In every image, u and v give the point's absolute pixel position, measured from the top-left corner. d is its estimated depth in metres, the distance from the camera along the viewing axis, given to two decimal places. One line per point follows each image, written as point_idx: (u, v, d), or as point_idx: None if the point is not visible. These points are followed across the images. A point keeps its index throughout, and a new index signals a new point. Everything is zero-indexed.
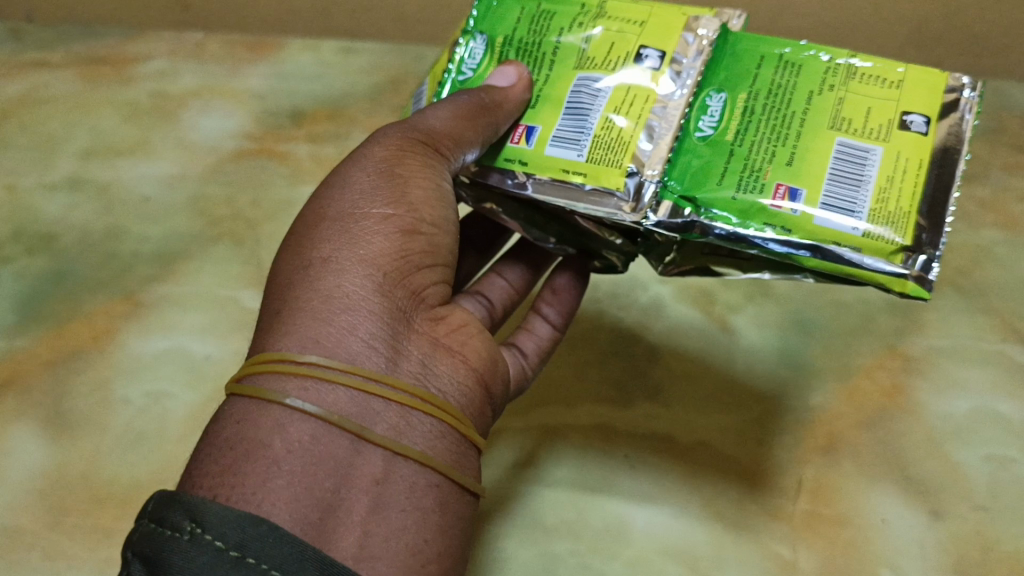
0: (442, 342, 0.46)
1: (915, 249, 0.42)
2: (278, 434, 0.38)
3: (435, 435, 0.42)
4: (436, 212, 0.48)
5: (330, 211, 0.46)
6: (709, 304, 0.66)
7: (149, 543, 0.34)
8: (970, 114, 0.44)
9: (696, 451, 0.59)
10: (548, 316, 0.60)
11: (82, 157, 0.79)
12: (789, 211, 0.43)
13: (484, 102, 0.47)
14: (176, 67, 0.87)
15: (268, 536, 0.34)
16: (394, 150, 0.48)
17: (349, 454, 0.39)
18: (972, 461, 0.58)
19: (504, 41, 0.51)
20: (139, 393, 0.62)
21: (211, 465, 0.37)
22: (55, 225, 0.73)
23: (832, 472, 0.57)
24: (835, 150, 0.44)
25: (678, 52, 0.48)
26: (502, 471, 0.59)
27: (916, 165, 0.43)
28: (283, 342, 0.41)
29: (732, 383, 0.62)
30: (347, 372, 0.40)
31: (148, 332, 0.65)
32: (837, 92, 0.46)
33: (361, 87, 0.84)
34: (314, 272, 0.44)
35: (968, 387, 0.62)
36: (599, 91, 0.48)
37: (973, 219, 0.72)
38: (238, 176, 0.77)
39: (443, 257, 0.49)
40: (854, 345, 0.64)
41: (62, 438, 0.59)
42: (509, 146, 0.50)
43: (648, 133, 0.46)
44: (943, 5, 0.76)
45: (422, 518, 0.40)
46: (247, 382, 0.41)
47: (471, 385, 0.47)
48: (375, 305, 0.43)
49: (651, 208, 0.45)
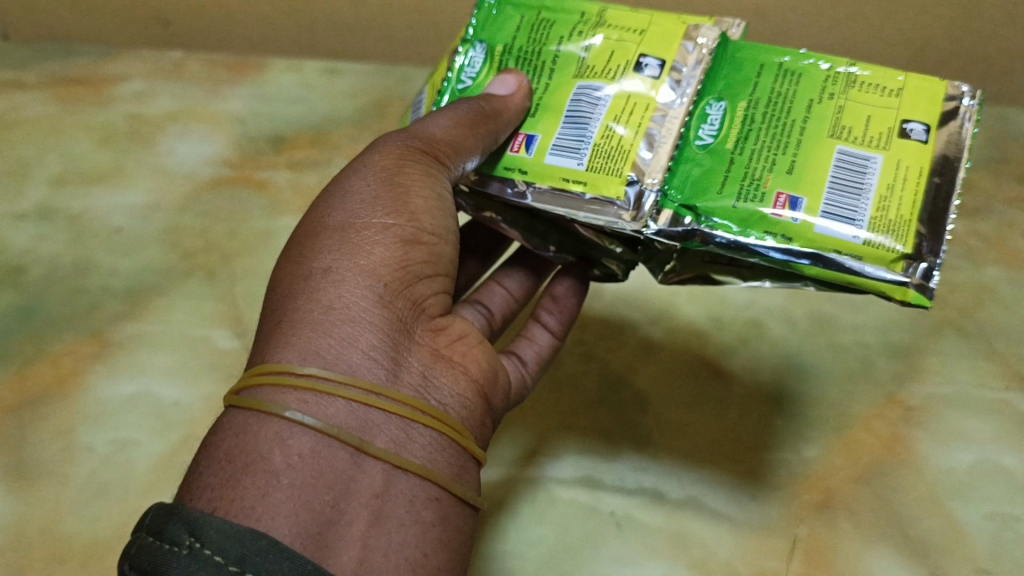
0: (442, 353, 0.44)
1: (915, 257, 0.40)
2: (279, 447, 0.36)
3: (436, 447, 0.40)
4: (436, 221, 0.46)
5: (330, 220, 0.44)
6: (702, 348, 0.64)
7: (146, 556, 0.32)
8: (970, 123, 0.42)
9: (685, 507, 0.56)
10: (547, 324, 0.59)
11: (54, 185, 0.76)
12: (790, 220, 0.41)
13: (484, 111, 0.45)
14: (154, 88, 0.84)
15: (268, 551, 0.32)
16: (394, 159, 0.46)
17: (348, 468, 0.37)
18: (974, 519, 0.55)
19: (503, 50, 0.49)
20: (104, 441, 0.59)
21: (210, 478, 0.35)
22: (22, 258, 0.71)
23: (828, 531, 0.55)
24: (835, 158, 0.42)
25: (678, 61, 0.46)
26: (481, 526, 0.56)
27: (917, 173, 0.41)
28: (281, 354, 0.39)
29: (724, 433, 0.59)
30: (346, 385, 0.38)
31: (116, 374, 0.63)
32: (837, 100, 0.44)
33: (346, 112, 0.82)
34: (314, 282, 0.41)
35: (970, 440, 0.59)
36: (599, 99, 0.46)
37: (975, 256, 0.70)
38: (214, 206, 0.74)
39: (444, 267, 0.47)
40: (852, 393, 0.61)
41: (21, 489, 0.57)
42: (508, 155, 0.47)
43: (648, 142, 0.44)
44: (948, 28, 0.73)
45: (422, 532, 0.38)
46: (244, 396, 0.38)
47: (471, 397, 0.44)
48: (377, 316, 0.41)
49: (651, 217, 0.43)
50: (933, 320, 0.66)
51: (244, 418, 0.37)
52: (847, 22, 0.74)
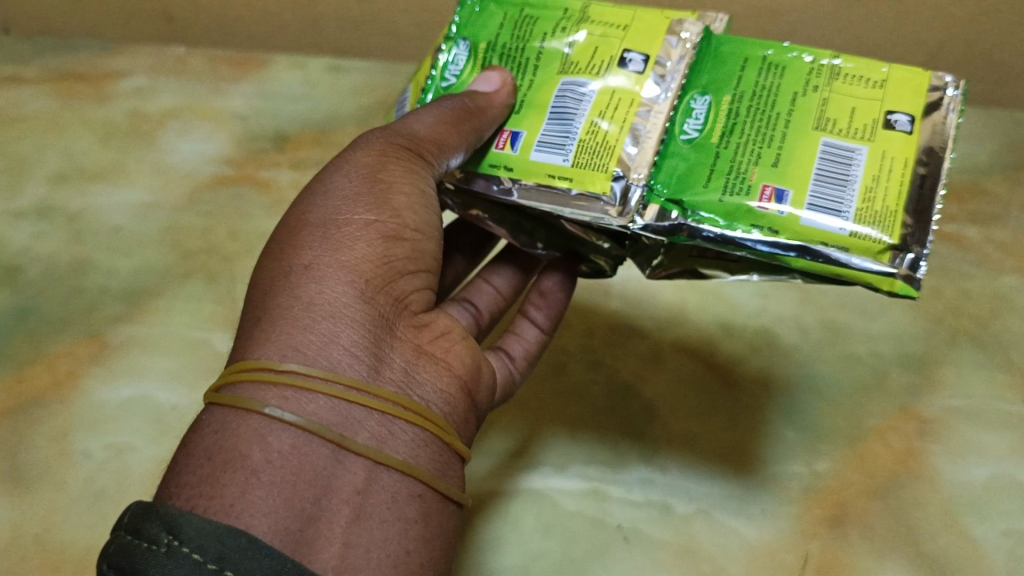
0: (424, 349, 0.43)
1: (902, 248, 0.39)
2: (258, 444, 0.35)
3: (418, 443, 0.39)
4: (420, 218, 0.44)
5: (311, 216, 0.43)
6: (712, 356, 0.63)
7: (124, 555, 0.31)
8: (954, 114, 0.41)
9: (693, 521, 0.55)
10: (535, 319, 0.58)
11: (53, 182, 0.75)
12: (776, 213, 0.40)
13: (469, 107, 0.44)
14: (156, 84, 0.83)
15: (248, 548, 0.31)
16: (376, 156, 0.44)
17: (329, 464, 0.36)
18: (989, 536, 0.54)
19: (487, 48, 0.48)
20: (100, 446, 0.58)
21: (188, 475, 0.34)
22: (20, 256, 0.69)
23: (840, 546, 0.54)
24: (821, 150, 0.41)
25: (662, 56, 0.45)
26: (485, 539, 0.55)
27: (902, 163, 0.40)
28: (262, 351, 0.38)
29: (733, 445, 0.58)
30: (327, 381, 0.37)
31: (113, 378, 0.62)
32: (821, 92, 0.43)
33: (351, 110, 0.81)
34: (294, 279, 0.40)
35: (985, 454, 0.58)
36: (584, 95, 0.45)
37: (991, 264, 0.69)
38: (216, 205, 0.73)
39: (427, 263, 0.45)
40: (866, 405, 0.60)
41: (15, 496, 0.56)
42: (493, 153, 0.46)
43: (634, 137, 0.43)
44: (962, 30, 0.72)
45: (404, 528, 0.37)
46: (225, 393, 0.37)
47: (454, 393, 0.43)
48: (358, 312, 0.40)
49: (638, 212, 0.42)
50: (947, 330, 0.64)
51: (223, 415, 0.36)
52: (859, 23, 0.73)
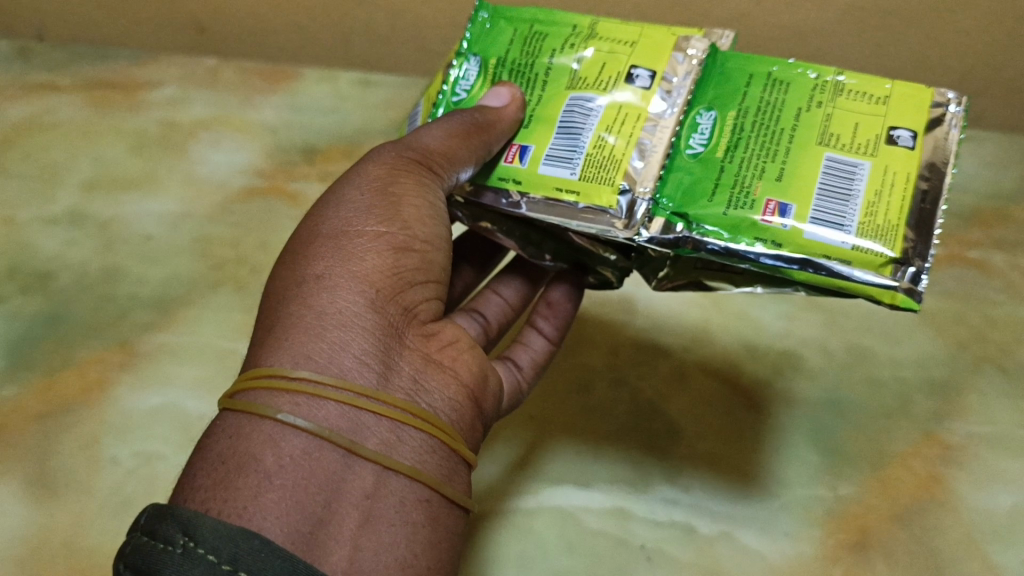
0: (433, 357, 0.43)
1: (903, 262, 0.39)
2: (270, 449, 0.35)
3: (425, 449, 0.40)
4: (429, 229, 0.45)
5: (324, 228, 0.43)
6: (736, 378, 0.63)
7: (141, 556, 0.32)
8: (955, 130, 0.41)
9: (716, 543, 0.55)
10: (543, 330, 0.58)
11: (85, 190, 0.76)
12: (780, 226, 0.41)
13: (478, 122, 0.45)
14: (187, 95, 0.84)
15: (261, 550, 0.32)
16: (387, 170, 0.45)
17: (339, 469, 0.36)
18: (1014, 564, 0.54)
19: (497, 63, 0.48)
20: (128, 453, 0.59)
21: (202, 479, 0.35)
22: (51, 263, 0.70)
23: (863, 571, 0.54)
24: (824, 165, 0.41)
25: (668, 71, 0.45)
26: (507, 555, 0.55)
27: (904, 179, 0.40)
28: (275, 358, 0.38)
29: (757, 467, 0.58)
30: (338, 388, 0.38)
31: (142, 386, 0.62)
32: (824, 108, 0.43)
33: (380, 124, 0.82)
34: (307, 288, 0.41)
35: (1009, 482, 0.58)
36: (591, 110, 0.45)
37: (1017, 291, 0.69)
38: (246, 216, 0.74)
39: (437, 274, 0.46)
40: (890, 431, 0.60)
41: (45, 501, 0.56)
42: (502, 166, 0.47)
43: (639, 152, 0.44)
44: (988, 57, 0.72)
45: (412, 532, 0.37)
46: (239, 399, 0.38)
47: (462, 401, 0.44)
48: (368, 321, 0.40)
49: (643, 225, 0.42)
50: (971, 357, 0.64)
51: (237, 422, 0.37)
52: (885, 47, 0.73)
